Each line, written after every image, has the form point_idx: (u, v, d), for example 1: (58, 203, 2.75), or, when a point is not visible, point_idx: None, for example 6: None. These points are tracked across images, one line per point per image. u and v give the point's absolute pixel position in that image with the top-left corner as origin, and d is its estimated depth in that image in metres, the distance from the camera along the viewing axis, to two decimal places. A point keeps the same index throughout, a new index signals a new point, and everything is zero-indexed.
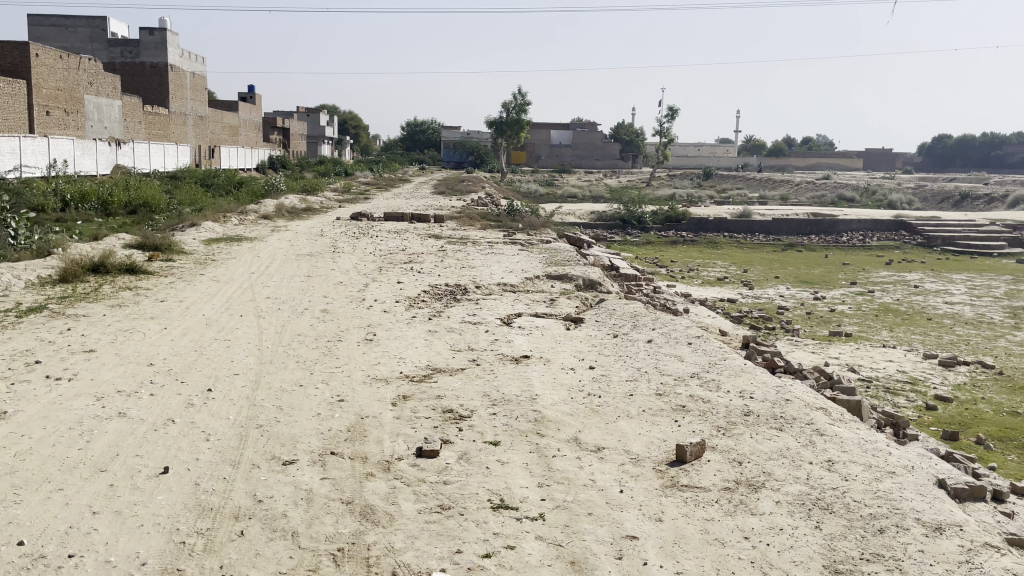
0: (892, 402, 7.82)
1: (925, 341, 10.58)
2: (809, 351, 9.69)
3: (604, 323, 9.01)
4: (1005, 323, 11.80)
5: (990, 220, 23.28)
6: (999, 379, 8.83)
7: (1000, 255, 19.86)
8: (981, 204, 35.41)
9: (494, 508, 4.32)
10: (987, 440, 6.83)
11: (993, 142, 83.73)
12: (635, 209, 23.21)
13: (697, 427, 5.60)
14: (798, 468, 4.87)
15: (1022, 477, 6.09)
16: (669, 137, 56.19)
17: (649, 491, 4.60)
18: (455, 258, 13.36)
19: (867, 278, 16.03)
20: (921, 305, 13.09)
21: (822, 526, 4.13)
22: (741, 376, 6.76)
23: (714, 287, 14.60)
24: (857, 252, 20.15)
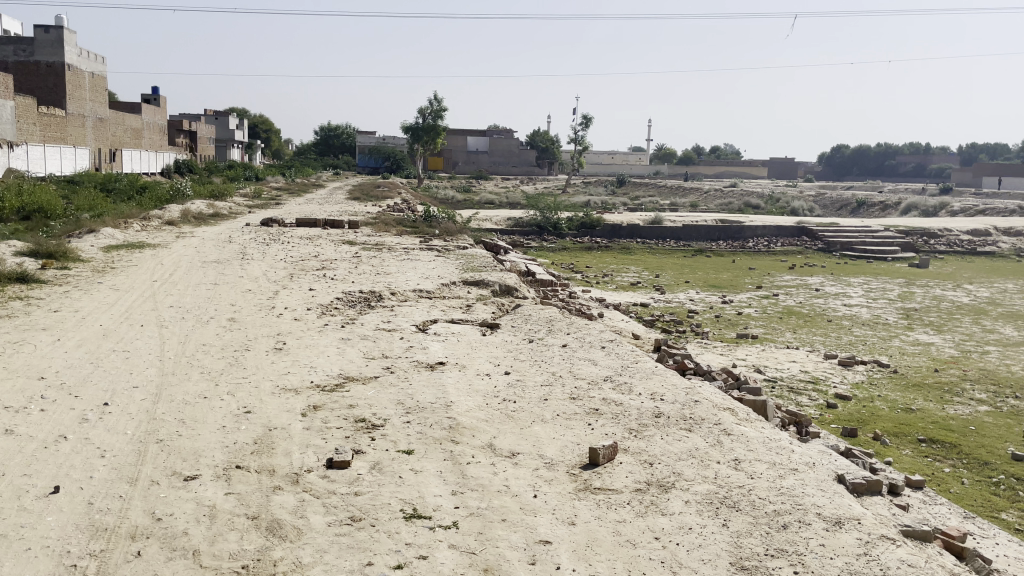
0: (795, 401, 8.12)
1: (826, 342, 11.04)
2: (717, 352, 9.98)
3: (520, 327, 9.05)
4: (899, 324, 12.41)
5: (886, 226, 24.40)
6: (893, 377, 9.28)
7: (893, 259, 20.88)
8: (876, 211, 37.22)
9: (406, 517, 4.25)
10: (883, 436, 7.16)
11: (887, 153, 88.12)
12: (551, 215, 23.43)
13: (610, 430, 5.66)
14: (706, 467, 4.98)
15: (915, 471, 6.40)
16: (583, 145, 56.86)
17: (562, 495, 4.62)
18: (368, 264, 13.15)
19: (771, 281, 16.61)
20: (822, 308, 13.64)
21: (730, 524, 4.22)
22: (652, 378, 6.88)
23: (627, 291, 14.86)
24: (762, 257, 20.86)
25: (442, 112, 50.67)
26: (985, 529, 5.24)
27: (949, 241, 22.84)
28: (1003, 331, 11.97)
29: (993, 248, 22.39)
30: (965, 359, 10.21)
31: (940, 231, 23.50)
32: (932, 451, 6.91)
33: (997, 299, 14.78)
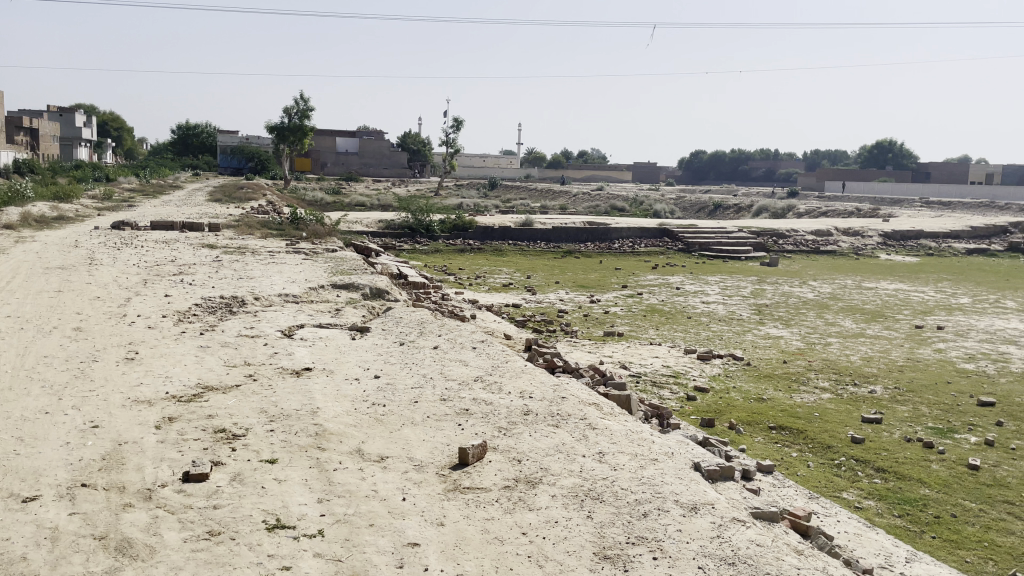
0: (658, 394, 8.46)
1: (686, 337, 11.57)
2: (586, 350, 10.25)
3: (390, 330, 8.95)
4: (751, 319, 13.18)
5: (740, 228, 25.80)
6: (747, 369, 9.84)
7: (746, 259, 22.15)
8: (731, 213, 39.39)
9: (269, 528, 4.12)
10: (737, 425, 7.58)
11: (741, 158, 93.45)
12: (423, 217, 23.30)
13: (480, 429, 5.70)
14: (572, 461, 5.11)
15: (766, 456, 6.82)
16: (454, 147, 56.91)
17: (432, 497, 4.61)
18: (230, 269, 12.64)
19: (636, 281, 17.20)
20: (682, 305, 14.30)
21: (594, 515, 4.35)
22: (521, 377, 6.98)
23: (499, 292, 15.03)
24: (628, 258, 21.61)
25: (309, 111, 49.29)
26: (828, 507, 5.65)
27: (795, 242, 24.45)
28: (843, 323, 12.93)
29: (834, 248, 24.16)
30: (810, 351, 10.97)
31: (788, 231, 25.11)
32: (782, 437, 7.39)
33: (837, 294, 15.96)
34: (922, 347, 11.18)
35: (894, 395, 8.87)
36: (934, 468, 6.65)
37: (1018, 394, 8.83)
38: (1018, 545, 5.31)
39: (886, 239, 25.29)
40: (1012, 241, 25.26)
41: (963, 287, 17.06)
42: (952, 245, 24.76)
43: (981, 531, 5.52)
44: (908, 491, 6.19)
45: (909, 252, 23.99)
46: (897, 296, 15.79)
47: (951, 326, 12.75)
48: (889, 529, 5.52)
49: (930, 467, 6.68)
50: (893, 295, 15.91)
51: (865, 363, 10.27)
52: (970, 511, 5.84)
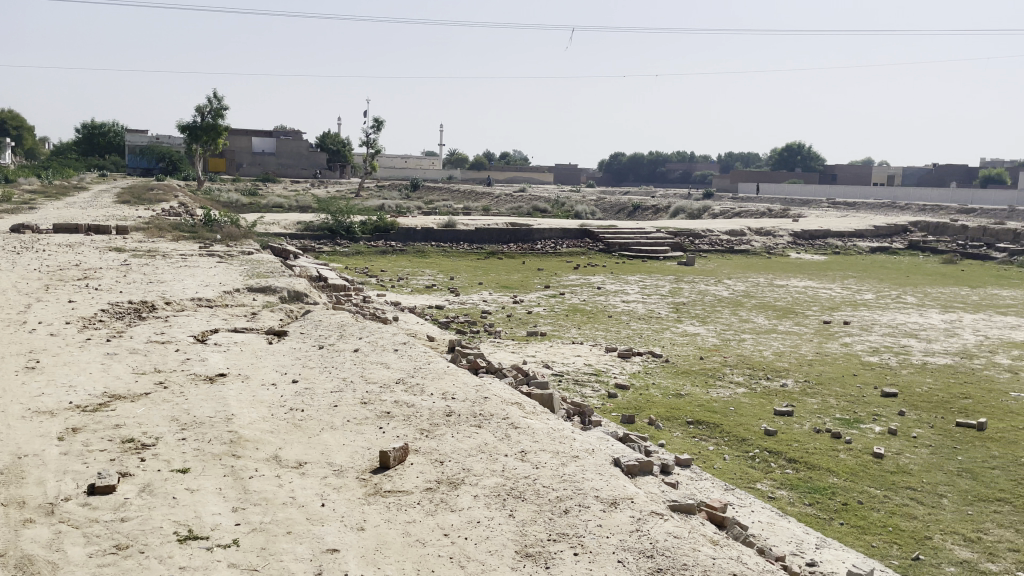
0: (580, 392, 8.56)
1: (607, 336, 11.74)
2: (509, 350, 10.28)
3: (309, 334, 8.76)
4: (669, 318, 13.47)
5: (658, 228, 26.33)
6: (666, 366, 10.05)
7: (664, 259, 22.65)
8: (649, 215, 40.28)
9: (181, 540, 3.97)
10: (656, 421, 7.73)
11: (658, 161, 95.53)
12: (343, 219, 22.95)
13: (402, 431, 5.64)
14: (495, 461, 5.11)
15: (684, 450, 6.99)
16: (374, 148, 56.30)
17: (351, 502, 4.53)
18: (139, 273, 12.14)
19: (558, 281, 17.36)
20: (602, 305, 14.51)
21: (516, 514, 4.36)
22: (443, 378, 6.94)
23: (422, 294, 14.93)
24: (550, 258, 21.79)
25: (223, 111, 47.88)
26: (742, 498, 5.82)
27: (710, 242, 25.12)
28: (756, 320, 13.36)
29: (747, 247, 24.94)
30: (725, 347, 11.29)
31: (703, 231, 25.78)
32: (699, 431, 7.58)
33: (750, 292, 16.47)
34: (829, 342, 11.65)
35: (804, 388, 9.22)
36: (842, 457, 6.94)
37: (917, 385, 9.30)
38: (918, 528, 5.59)
39: (796, 239, 26.24)
40: (911, 240, 26.59)
41: (867, 283, 17.85)
42: (857, 244, 25.88)
43: (885, 516, 5.78)
44: (818, 480, 6.43)
45: (817, 250, 24.97)
46: (806, 293, 16.41)
47: (856, 321, 13.33)
48: (801, 518, 5.73)
49: (838, 456, 6.96)
50: (803, 292, 16.52)
51: (777, 358, 10.64)
52: (875, 497, 6.11)
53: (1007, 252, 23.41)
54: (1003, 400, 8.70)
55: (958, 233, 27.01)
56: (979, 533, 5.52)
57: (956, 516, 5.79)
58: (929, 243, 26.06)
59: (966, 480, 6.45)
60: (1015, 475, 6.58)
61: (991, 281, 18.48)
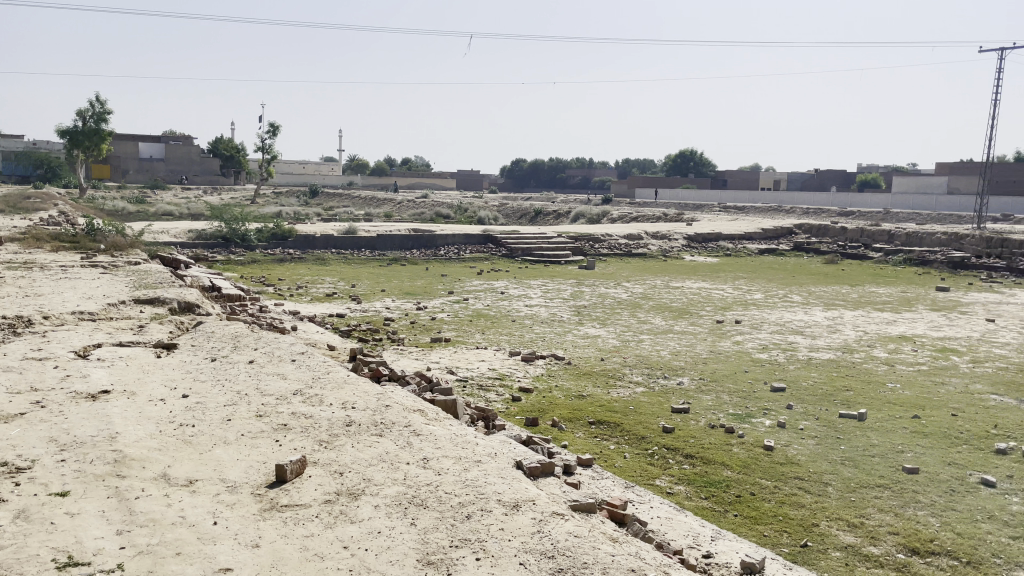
0: (484, 397, 8.57)
1: (510, 340, 11.81)
2: (412, 357, 10.18)
3: (201, 346, 8.43)
4: (572, 320, 13.67)
5: (559, 233, 26.72)
6: (568, 368, 10.18)
7: (566, 263, 22.99)
8: (551, 220, 40.88)
9: (59, 568, 3.74)
10: (559, 422, 7.82)
11: (559, 167, 96.98)
12: (238, 226, 22.22)
13: (299, 444, 5.49)
14: (396, 470, 5.04)
15: (586, 450, 7.10)
16: (271, 154, 54.85)
17: (246, 518, 4.37)
18: (13, 286, 11.39)
19: (461, 287, 17.33)
20: (506, 309, 14.58)
21: (417, 522, 4.31)
22: (343, 388, 6.81)
23: (322, 302, 14.62)
24: (453, 264, 21.76)
25: (106, 115, 45.59)
26: (642, 495, 5.96)
27: (610, 245, 25.67)
28: (654, 321, 13.72)
29: (644, 250, 25.62)
30: (625, 348, 11.54)
31: (603, 235, 26.31)
32: (600, 431, 7.71)
33: (648, 294, 16.92)
34: (722, 340, 12.09)
35: (700, 385, 9.53)
36: (735, 451, 7.20)
37: (803, 379, 9.77)
38: (806, 516, 5.86)
39: (690, 241, 27.15)
40: (796, 242, 27.95)
41: (757, 283, 18.63)
42: (747, 246, 26.98)
43: (776, 506, 6.03)
44: (713, 474, 6.65)
45: (710, 253, 25.92)
46: (700, 294, 16.97)
47: (747, 320, 13.89)
48: (698, 511, 5.91)
49: (732, 450, 7.22)
50: (697, 293, 17.09)
51: (674, 357, 10.96)
52: (766, 488, 6.37)
53: (883, 252, 24.91)
54: (881, 391, 9.24)
55: (838, 235, 28.56)
56: (861, 518, 5.84)
57: (840, 503, 6.10)
58: (813, 244, 27.45)
59: (849, 468, 6.81)
60: (892, 461, 7.01)
61: (869, 279, 19.62)
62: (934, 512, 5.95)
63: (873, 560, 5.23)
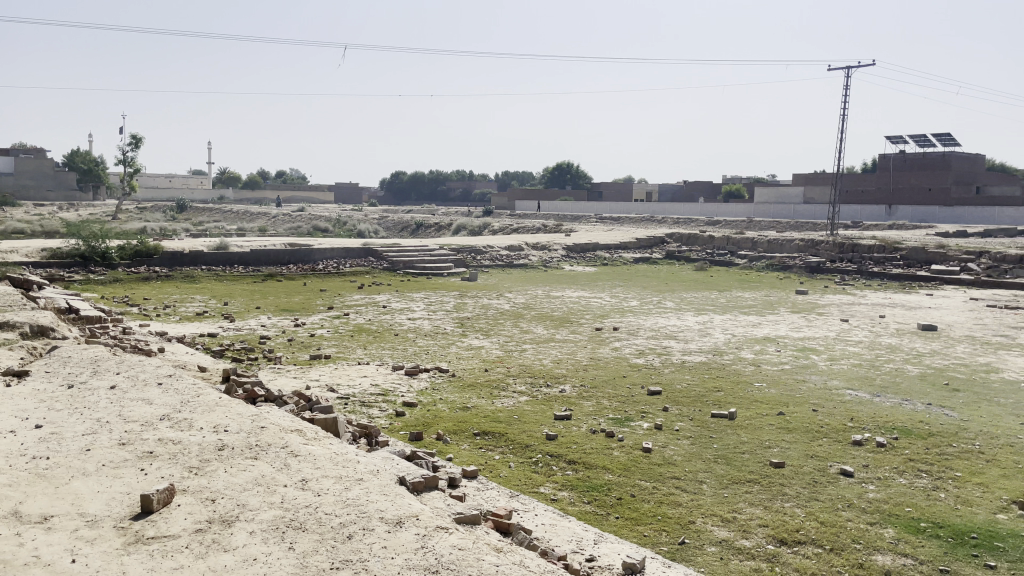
0: (366, 414, 8.40)
1: (393, 354, 11.65)
2: (290, 376, 9.87)
3: (57, 372, 7.84)
4: (455, 332, 13.66)
5: (440, 245, 26.67)
6: (451, 381, 10.15)
7: (448, 275, 22.97)
8: (432, 232, 40.85)
9: None
10: (445, 435, 7.77)
11: (439, 179, 97.03)
12: (97, 244, 20.89)
13: (168, 471, 5.20)
14: (272, 493, 4.86)
15: (471, 462, 7.08)
16: (134, 166, 52.02)
17: (108, 554, 4.10)
18: None
19: (341, 302, 16.98)
20: (388, 323, 14.40)
21: (296, 546, 4.17)
22: (215, 411, 6.50)
23: (192, 321, 13.96)
24: (332, 279, 21.28)
25: None
26: (527, 503, 6.00)
27: (491, 257, 25.85)
28: (536, 331, 13.89)
29: (525, 261, 25.96)
30: (508, 358, 11.63)
31: (484, 247, 26.46)
32: (485, 442, 7.72)
33: (530, 304, 17.15)
34: (601, 347, 12.38)
35: (581, 392, 9.73)
36: (616, 454, 7.38)
37: (678, 382, 10.14)
38: (683, 514, 6.07)
39: (569, 252, 27.74)
40: (668, 250, 29.08)
41: (634, 291, 19.25)
42: (622, 255, 27.82)
43: (655, 506, 6.22)
44: (595, 478, 6.78)
45: (588, 262, 26.59)
46: (579, 302, 17.36)
47: (624, 326, 14.29)
48: (581, 516, 6.00)
49: (613, 454, 7.40)
50: (577, 302, 17.47)
51: (556, 365, 11.12)
52: (646, 489, 6.55)
53: (747, 258, 26.29)
54: (749, 390, 9.74)
55: (707, 243, 29.91)
56: (733, 513, 6.10)
57: (714, 499, 6.36)
58: (684, 252, 28.64)
59: (722, 465, 7.12)
60: (760, 456, 7.38)
61: (736, 285, 20.65)
62: (800, 504, 6.30)
63: (745, 552, 5.48)
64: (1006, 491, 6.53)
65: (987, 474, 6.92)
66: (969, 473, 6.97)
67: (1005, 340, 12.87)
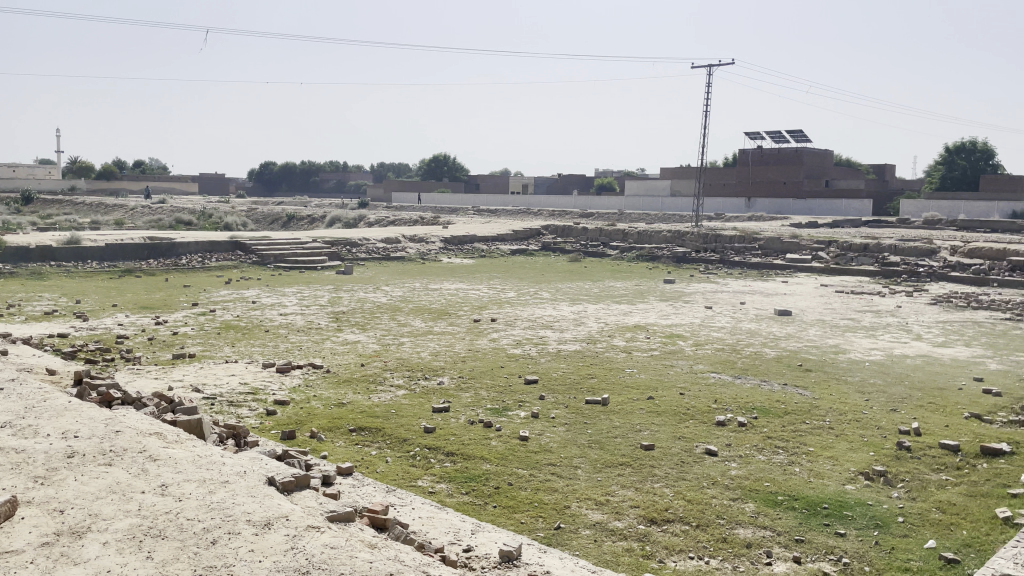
0: (235, 413, 8.07)
1: (263, 351, 11.24)
2: (151, 377, 9.33)
3: None
4: (329, 327, 13.34)
5: (314, 237, 25.95)
6: (326, 377, 9.90)
7: (322, 268, 22.42)
8: (304, 224, 39.75)
9: None
10: (319, 433, 7.56)
11: (311, 170, 94.48)
12: None
13: (9, 483, 4.80)
14: (129, 500, 4.58)
15: (347, 459, 6.94)
16: None
17: None
18: None
19: (207, 298, 16.22)
20: (258, 319, 13.87)
21: (155, 555, 3.95)
22: (64, 416, 6.05)
23: (39, 322, 12.94)
24: (197, 274, 20.30)
25: None
26: (404, 497, 5.93)
27: (367, 250, 25.40)
28: (413, 324, 13.79)
29: (402, 253, 25.68)
30: (385, 352, 11.48)
31: (360, 240, 25.97)
32: (361, 438, 7.58)
33: (407, 297, 16.98)
34: (479, 339, 12.43)
35: (459, 383, 9.74)
36: (494, 444, 7.43)
37: (554, 371, 10.32)
38: (559, 500, 6.18)
39: (446, 244, 27.66)
40: (544, 242, 29.55)
41: (511, 282, 19.45)
42: (499, 247, 28.04)
43: (532, 493, 6.30)
44: (472, 469, 6.80)
45: (466, 254, 26.63)
46: (457, 294, 17.36)
47: (502, 317, 14.41)
48: (458, 507, 6.00)
49: (490, 444, 7.44)
50: (454, 293, 17.46)
51: (434, 358, 11.08)
52: (523, 477, 6.63)
53: (620, 249, 27.08)
54: (622, 376, 10.05)
55: (581, 234, 30.63)
56: (607, 496, 6.27)
57: (589, 484, 6.51)
58: (559, 244, 29.18)
59: (596, 450, 7.30)
60: (632, 439, 7.62)
61: (608, 275, 21.26)
62: (669, 483, 6.55)
63: (618, 533, 5.64)
64: (853, 463, 7.04)
65: (836, 448, 7.44)
66: (820, 447, 7.47)
67: (851, 323, 13.89)
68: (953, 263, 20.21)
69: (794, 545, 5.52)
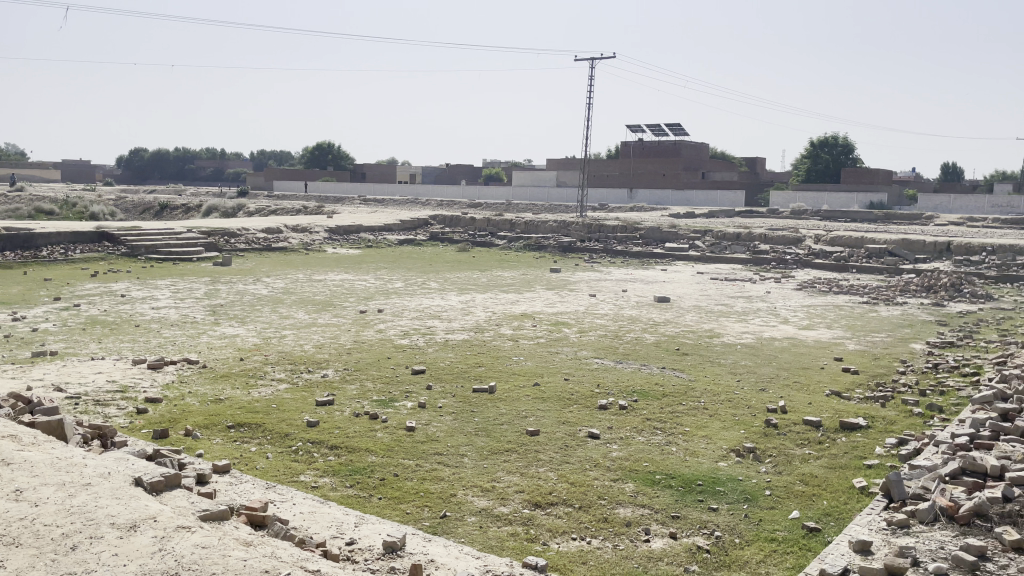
0: (102, 413, 7.65)
1: (134, 347, 10.69)
2: (7, 377, 8.70)
3: None
4: (206, 321, 12.82)
5: (189, 227, 24.80)
6: (202, 372, 9.52)
7: (198, 260, 21.49)
8: (179, 214, 37.97)
9: None
10: (194, 431, 7.27)
11: (186, 158, 90.23)
12: None
13: None
14: None
15: (224, 456, 6.71)
16: None
17: None
18: None
19: (70, 292, 15.24)
20: (128, 314, 13.16)
21: (6, 564, 3.71)
22: None
23: None
24: (59, 267, 19.03)
25: None
26: (285, 492, 5.79)
27: (246, 240, 24.52)
28: (296, 316, 13.45)
29: (284, 244, 24.94)
30: (266, 345, 11.14)
31: (238, 230, 25.03)
32: (240, 435, 7.33)
33: (289, 288, 16.54)
34: (365, 330, 12.26)
35: (343, 375, 9.59)
36: (378, 436, 7.36)
37: (440, 360, 10.31)
38: (444, 488, 6.19)
39: (331, 234, 27.06)
40: (431, 232, 29.40)
41: (397, 272, 19.25)
42: (386, 237, 27.71)
43: (417, 483, 6.28)
44: (356, 462, 6.71)
45: (351, 244, 26.17)
46: (342, 285, 17.04)
47: (388, 308, 14.26)
48: (342, 501, 5.92)
49: (375, 435, 7.37)
50: (339, 284, 17.13)
51: (317, 350, 10.86)
52: (408, 467, 6.60)
53: (506, 239, 27.30)
54: (508, 364, 10.16)
55: (468, 224, 30.65)
56: (492, 482, 6.34)
57: (474, 471, 6.56)
58: (447, 234, 29.13)
59: (482, 438, 7.35)
60: (517, 426, 7.73)
61: (495, 265, 21.39)
62: (552, 467, 6.69)
63: (503, 518, 5.72)
64: (725, 441, 7.39)
65: (710, 427, 7.79)
66: (696, 427, 7.81)
67: (725, 308, 14.56)
68: (816, 251, 21.50)
69: (670, 521, 5.75)
